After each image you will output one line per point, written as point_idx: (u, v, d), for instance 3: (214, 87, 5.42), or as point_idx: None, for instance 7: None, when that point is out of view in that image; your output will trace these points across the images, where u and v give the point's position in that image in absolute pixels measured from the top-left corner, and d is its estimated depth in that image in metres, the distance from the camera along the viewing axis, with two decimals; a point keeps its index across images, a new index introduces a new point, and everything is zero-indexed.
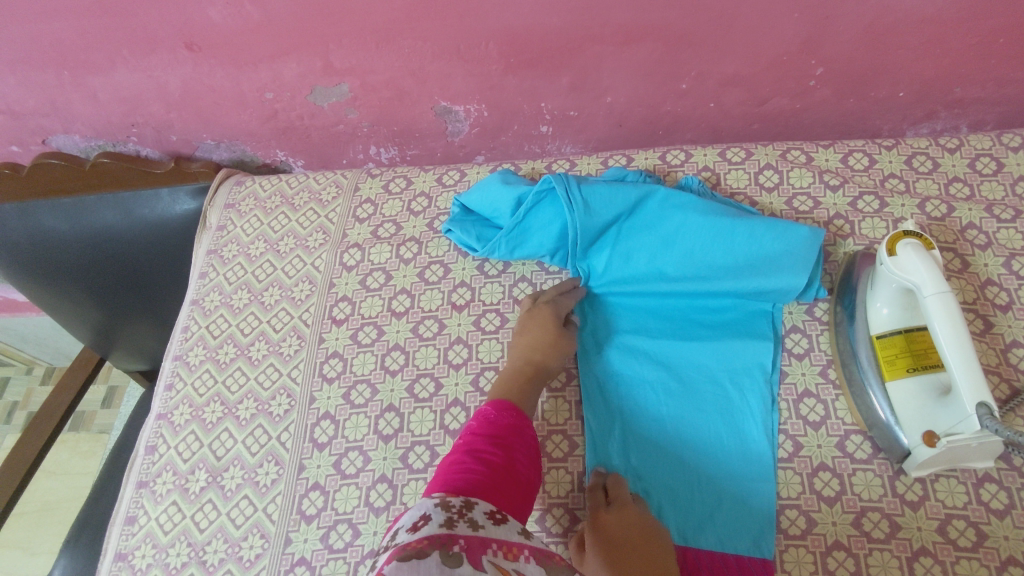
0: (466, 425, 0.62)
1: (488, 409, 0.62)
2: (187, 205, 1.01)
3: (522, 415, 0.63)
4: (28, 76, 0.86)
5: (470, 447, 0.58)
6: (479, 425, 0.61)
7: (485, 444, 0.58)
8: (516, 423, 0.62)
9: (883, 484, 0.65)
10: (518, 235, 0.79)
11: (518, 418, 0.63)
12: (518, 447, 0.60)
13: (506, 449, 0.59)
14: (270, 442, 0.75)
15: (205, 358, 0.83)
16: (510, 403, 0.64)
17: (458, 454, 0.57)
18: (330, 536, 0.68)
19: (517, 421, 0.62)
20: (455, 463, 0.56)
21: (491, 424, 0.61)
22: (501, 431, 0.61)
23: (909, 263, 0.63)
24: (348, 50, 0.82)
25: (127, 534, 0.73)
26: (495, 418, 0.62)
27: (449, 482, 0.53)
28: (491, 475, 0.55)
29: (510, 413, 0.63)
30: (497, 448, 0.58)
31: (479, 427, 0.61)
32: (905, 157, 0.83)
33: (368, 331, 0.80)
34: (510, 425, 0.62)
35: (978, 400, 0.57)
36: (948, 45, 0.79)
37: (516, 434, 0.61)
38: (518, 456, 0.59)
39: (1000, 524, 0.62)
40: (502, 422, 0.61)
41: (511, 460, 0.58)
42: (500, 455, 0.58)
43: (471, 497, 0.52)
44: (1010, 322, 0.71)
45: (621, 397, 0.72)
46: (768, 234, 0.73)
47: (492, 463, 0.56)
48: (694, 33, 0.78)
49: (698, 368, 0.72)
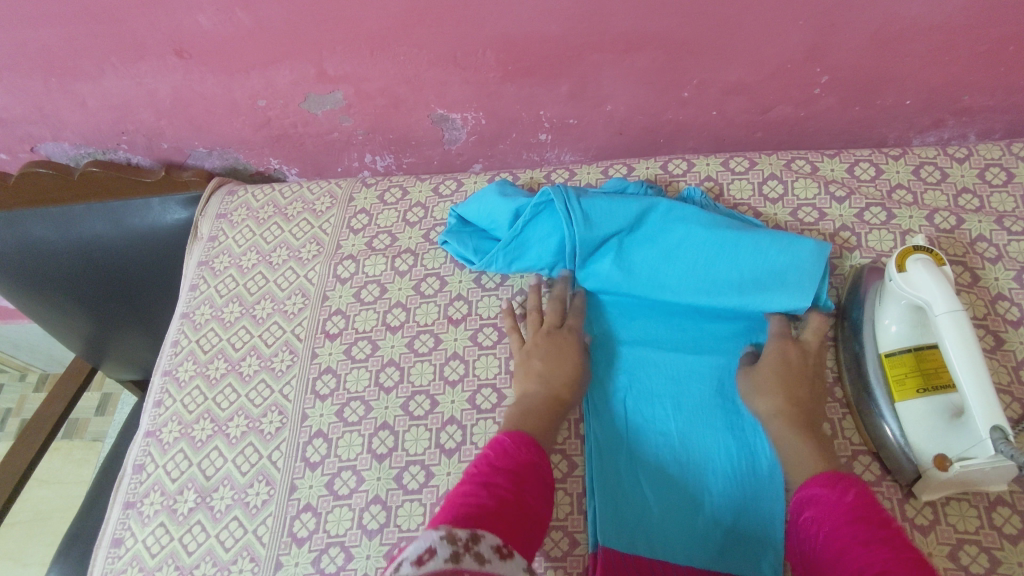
0: (482, 454, 0.61)
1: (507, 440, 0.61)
2: (179, 215, 0.99)
3: (540, 452, 0.62)
4: (15, 84, 0.83)
5: (484, 478, 0.56)
6: (499, 457, 0.60)
7: (500, 478, 0.57)
8: (532, 459, 0.60)
9: (892, 507, 0.63)
10: (516, 247, 0.77)
11: (536, 455, 0.61)
12: (533, 486, 0.58)
13: (521, 485, 0.57)
14: (260, 461, 0.73)
15: (195, 374, 0.81)
16: (529, 437, 0.63)
17: (471, 485, 0.55)
18: (323, 559, 0.66)
19: (534, 457, 0.61)
20: (466, 494, 0.54)
21: (511, 459, 0.60)
22: (518, 466, 0.59)
23: (918, 280, 0.62)
24: (342, 57, 0.80)
25: (113, 556, 0.71)
26: (514, 451, 0.60)
27: (456, 513, 0.51)
28: (497, 507, 0.53)
29: (529, 448, 0.61)
30: (513, 482, 0.57)
31: (498, 459, 0.59)
32: (913, 167, 0.81)
33: (362, 346, 0.78)
34: (528, 461, 0.60)
35: (992, 423, 0.55)
36: (958, 53, 0.77)
37: (532, 470, 0.59)
38: (532, 494, 0.57)
39: (1014, 550, 0.60)
40: (521, 457, 0.60)
41: (524, 497, 0.56)
42: (514, 492, 0.56)
43: (477, 527, 0.50)
44: (1022, 339, 0.69)
45: (630, 412, 0.70)
46: (772, 250, 0.72)
47: (498, 498, 0.54)
48: (697, 40, 0.76)
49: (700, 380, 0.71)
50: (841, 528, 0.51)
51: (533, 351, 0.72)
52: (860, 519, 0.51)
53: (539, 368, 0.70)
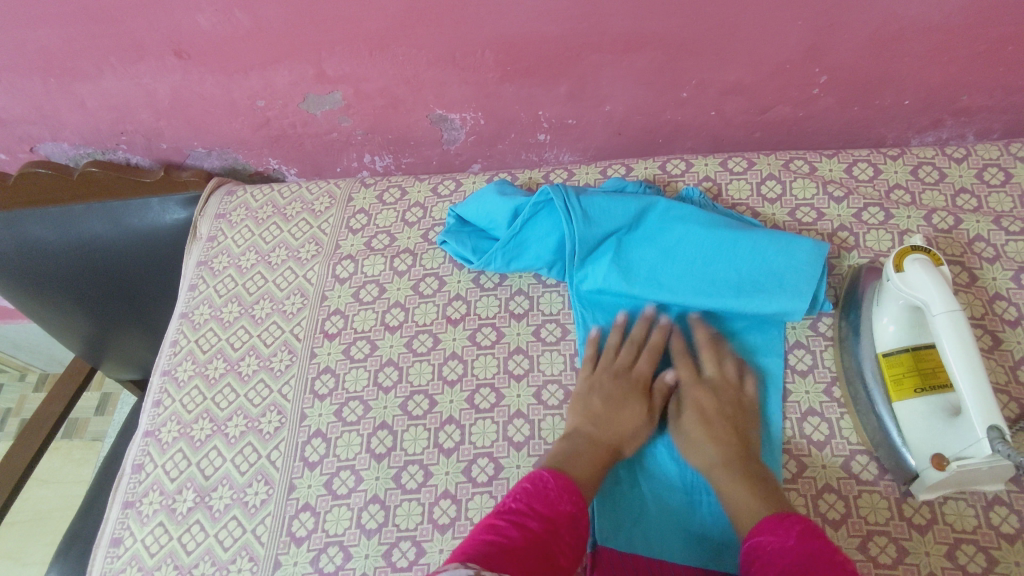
0: (516, 491, 0.59)
1: (550, 482, 0.59)
2: (178, 215, 0.99)
3: (582, 504, 0.59)
4: (14, 84, 0.84)
5: (516, 521, 0.55)
6: (537, 499, 0.58)
7: (531, 524, 0.55)
8: (571, 511, 0.58)
9: (890, 506, 0.63)
10: (515, 247, 0.77)
11: (577, 506, 0.58)
12: (566, 537, 0.56)
13: (554, 536, 0.55)
14: (259, 460, 0.73)
15: (194, 374, 0.81)
16: (576, 486, 0.60)
17: (501, 526, 0.54)
18: (321, 559, 0.66)
19: (574, 509, 0.58)
20: (493, 535, 0.53)
21: (550, 504, 0.57)
22: (556, 514, 0.57)
23: (916, 279, 0.62)
24: (341, 58, 0.80)
25: (112, 556, 0.71)
26: (555, 497, 0.58)
27: (478, 553, 0.50)
28: (515, 553, 0.51)
29: (571, 498, 0.59)
30: (543, 530, 0.55)
31: (535, 501, 0.57)
32: (911, 168, 0.81)
33: (361, 346, 0.78)
34: (568, 513, 0.57)
35: (989, 423, 0.55)
36: (956, 53, 0.77)
37: (569, 522, 0.57)
38: (563, 548, 0.55)
39: (1011, 549, 0.60)
40: (560, 505, 0.57)
41: (554, 550, 0.54)
42: (545, 542, 0.54)
43: (489, 569, 0.48)
44: (1019, 338, 0.69)
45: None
46: (770, 249, 0.72)
47: (518, 542, 0.53)
48: (695, 40, 0.76)
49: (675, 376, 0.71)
50: (792, 571, 0.50)
51: (595, 388, 0.69)
52: (816, 560, 0.50)
53: (598, 409, 0.67)
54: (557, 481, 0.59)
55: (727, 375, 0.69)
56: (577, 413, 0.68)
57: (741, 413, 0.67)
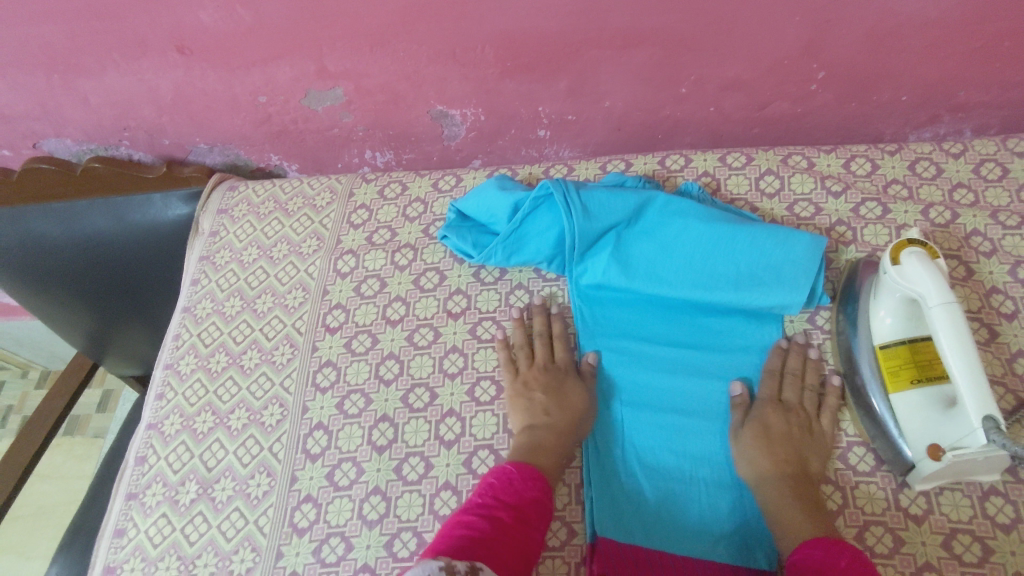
0: (483, 484, 0.62)
1: (514, 472, 0.62)
2: (180, 211, 0.99)
3: (545, 488, 0.62)
4: (17, 80, 0.84)
5: (484, 511, 0.58)
6: (503, 489, 0.60)
7: (501, 513, 0.58)
8: (536, 495, 0.61)
9: (887, 497, 0.63)
10: (515, 241, 0.78)
11: (541, 490, 0.62)
12: (535, 521, 0.59)
13: (523, 520, 0.58)
14: (261, 453, 0.73)
15: (197, 367, 0.81)
16: (536, 471, 0.63)
17: (472, 517, 0.57)
18: (323, 549, 0.67)
19: (539, 494, 0.61)
20: (463, 526, 0.55)
21: (515, 493, 0.60)
22: (523, 501, 0.60)
23: (913, 272, 0.62)
24: (342, 54, 0.80)
25: (115, 547, 0.71)
26: (520, 486, 0.61)
27: (451, 547, 0.52)
28: (485, 542, 0.54)
29: (535, 484, 0.62)
30: (511, 517, 0.57)
31: (502, 490, 0.60)
32: (908, 163, 0.81)
33: (362, 339, 0.79)
34: (533, 497, 0.61)
35: (984, 413, 0.56)
36: (953, 49, 0.77)
37: (536, 506, 0.60)
38: (532, 529, 0.58)
39: (1007, 539, 0.60)
40: (525, 492, 0.60)
41: (524, 532, 0.57)
42: (514, 527, 0.57)
43: (463, 560, 0.51)
44: (1015, 331, 0.70)
45: (635, 415, 0.70)
46: (768, 243, 0.73)
47: (491, 532, 0.55)
48: (694, 36, 0.77)
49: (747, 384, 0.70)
50: None
51: (532, 385, 0.71)
52: None
53: (543, 402, 0.69)
54: (520, 469, 0.62)
55: (805, 402, 0.68)
56: (519, 412, 0.70)
57: (810, 438, 0.66)
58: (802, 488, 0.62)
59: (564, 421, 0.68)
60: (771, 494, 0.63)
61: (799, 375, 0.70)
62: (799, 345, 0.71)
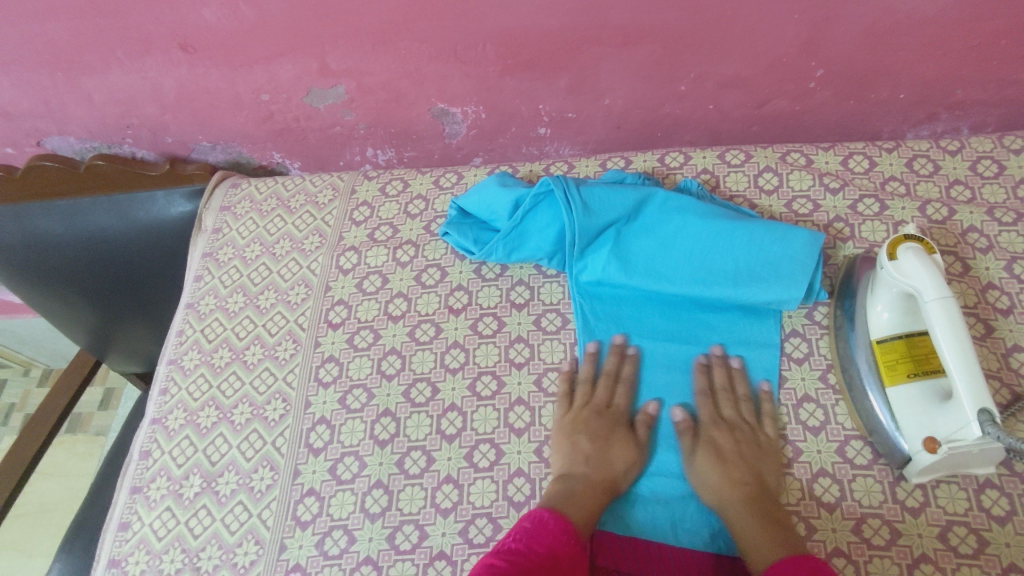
0: (518, 530, 0.59)
1: (551, 520, 0.59)
2: (184, 208, 0.99)
3: (580, 546, 0.58)
4: (22, 78, 0.85)
5: (515, 559, 0.54)
6: (536, 538, 0.57)
7: (530, 563, 0.54)
8: (569, 551, 0.57)
9: (883, 490, 0.64)
10: (517, 237, 0.78)
11: (574, 547, 0.58)
12: None
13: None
14: (265, 447, 0.74)
15: (200, 363, 0.82)
16: (570, 524, 0.59)
17: (499, 562, 0.54)
18: (326, 542, 0.67)
19: (572, 550, 0.57)
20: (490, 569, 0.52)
21: (548, 545, 0.57)
22: (554, 555, 0.56)
23: (909, 268, 0.63)
24: (344, 52, 0.81)
25: (120, 540, 0.72)
26: (555, 537, 0.58)
27: None
28: None
29: (569, 538, 0.58)
30: (540, 570, 0.54)
31: (535, 540, 0.57)
32: (906, 160, 0.82)
33: (364, 335, 0.80)
34: (566, 554, 0.57)
35: (980, 406, 0.57)
36: (951, 46, 0.78)
37: (568, 564, 0.56)
38: None
39: (1001, 531, 0.61)
40: (559, 546, 0.57)
41: None
42: None
43: None
44: (1011, 326, 0.71)
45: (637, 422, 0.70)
46: (767, 239, 0.73)
47: None
48: (694, 33, 0.77)
49: (686, 402, 0.71)
50: None
51: (580, 429, 0.68)
52: None
53: (586, 448, 0.66)
54: (557, 519, 0.59)
55: (743, 416, 0.69)
56: (562, 457, 0.67)
57: (758, 454, 0.66)
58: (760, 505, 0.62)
59: (602, 470, 0.65)
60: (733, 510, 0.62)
61: (730, 390, 0.70)
62: (720, 359, 0.72)
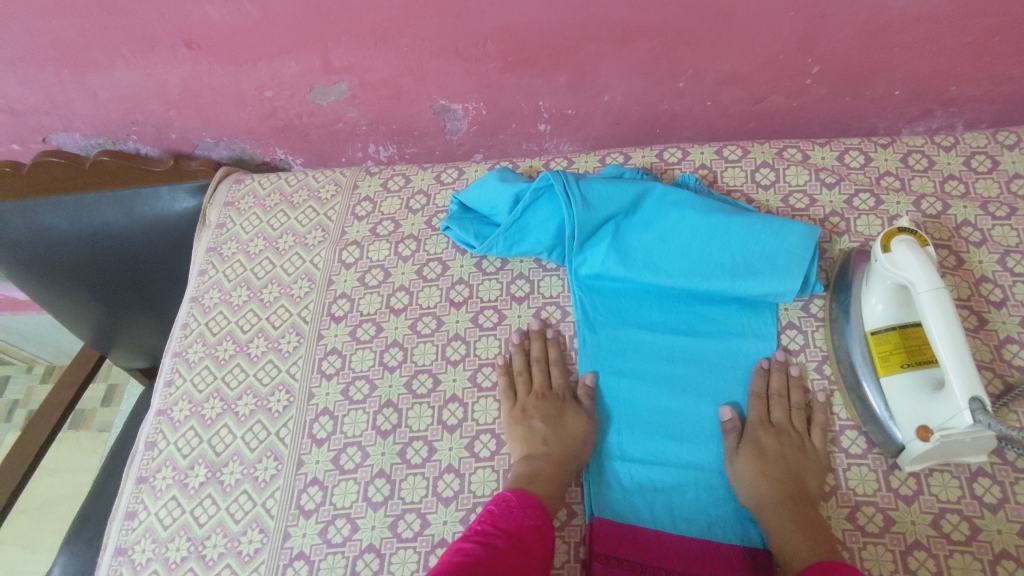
0: (485, 511, 0.62)
1: (514, 499, 0.62)
2: (187, 204, 1.02)
3: (545, 516, 0.62)
4: (28, 75, 0.86)
5: (485, 541, 0.58)
6: (502, 517, 0.61)
7: (499, 542, 0.58)
8: (536, 524, 0.61)
9: (878, 478, 0.65)
10: (517, 231, 0.80)
11: (540, 519, 0.62)
12: (534, 552, 0.59)
13: (524, 551, 0.58)
14: (269, 437, 0.75)
15: (205, 355, 0.83)
16: (536, 500, 0.63)
17: (470, 546, 0.57)
18: (329, 530, 0.68)
19: (539, 522, 0.61)
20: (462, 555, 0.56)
21: (515, 521, 0.61)
22: (523, 530, 0.60)
23: (903, 259, 0.64)
24: (346, 49, 0.82)
25: (127, 528, 0.73)
26: (520, 513, 0.61)
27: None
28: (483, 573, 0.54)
29: (535, 512, 0.62)
30: (508, 545, 0.58)
31: (502, 519, 0.61)
32: (901, 155, 0.83)
33: (366, 328, 0.81)
34: (533, 526, 0.61)
35: (970, 394, 0.57)
36: (945, 43, 0.79)
37: (536, 535, 0.60)
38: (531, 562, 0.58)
39: (993, 518, 0.62)
40: (523, 520, 0.61)
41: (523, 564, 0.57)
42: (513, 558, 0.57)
43: None
44: (1004, 318, 0.72)
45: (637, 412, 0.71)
46: (763, 233, 0.74)
47: (489, 562, 0.56)
48: (691, 30, 0.78)
49: (734, 404, 0.71)
50: None
51: (530, 411, 0.71)
52: None
53: (542, 429, 0.69)
54: (519, 496, 0.62)
55: (795, 422, 0.69)
56: (518, 441, 0.69)
57: (804, 459, 0.66)
58: (799, 507, 0.63)
59: (560, 447, 0.68)
60: (772, 512, 0.63)
61: (785, 395, 0.70)
62: (780, 365, 0.72)
